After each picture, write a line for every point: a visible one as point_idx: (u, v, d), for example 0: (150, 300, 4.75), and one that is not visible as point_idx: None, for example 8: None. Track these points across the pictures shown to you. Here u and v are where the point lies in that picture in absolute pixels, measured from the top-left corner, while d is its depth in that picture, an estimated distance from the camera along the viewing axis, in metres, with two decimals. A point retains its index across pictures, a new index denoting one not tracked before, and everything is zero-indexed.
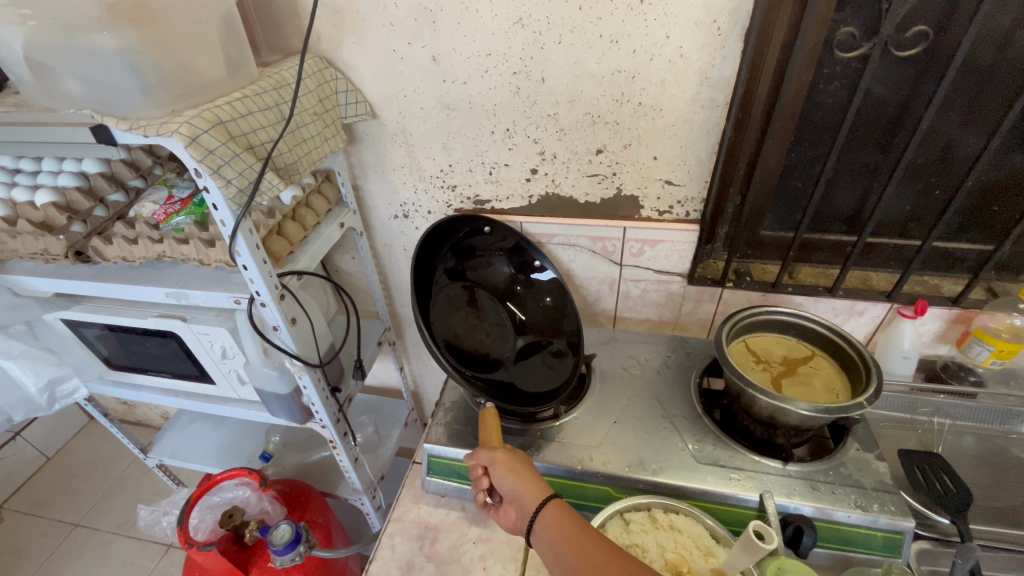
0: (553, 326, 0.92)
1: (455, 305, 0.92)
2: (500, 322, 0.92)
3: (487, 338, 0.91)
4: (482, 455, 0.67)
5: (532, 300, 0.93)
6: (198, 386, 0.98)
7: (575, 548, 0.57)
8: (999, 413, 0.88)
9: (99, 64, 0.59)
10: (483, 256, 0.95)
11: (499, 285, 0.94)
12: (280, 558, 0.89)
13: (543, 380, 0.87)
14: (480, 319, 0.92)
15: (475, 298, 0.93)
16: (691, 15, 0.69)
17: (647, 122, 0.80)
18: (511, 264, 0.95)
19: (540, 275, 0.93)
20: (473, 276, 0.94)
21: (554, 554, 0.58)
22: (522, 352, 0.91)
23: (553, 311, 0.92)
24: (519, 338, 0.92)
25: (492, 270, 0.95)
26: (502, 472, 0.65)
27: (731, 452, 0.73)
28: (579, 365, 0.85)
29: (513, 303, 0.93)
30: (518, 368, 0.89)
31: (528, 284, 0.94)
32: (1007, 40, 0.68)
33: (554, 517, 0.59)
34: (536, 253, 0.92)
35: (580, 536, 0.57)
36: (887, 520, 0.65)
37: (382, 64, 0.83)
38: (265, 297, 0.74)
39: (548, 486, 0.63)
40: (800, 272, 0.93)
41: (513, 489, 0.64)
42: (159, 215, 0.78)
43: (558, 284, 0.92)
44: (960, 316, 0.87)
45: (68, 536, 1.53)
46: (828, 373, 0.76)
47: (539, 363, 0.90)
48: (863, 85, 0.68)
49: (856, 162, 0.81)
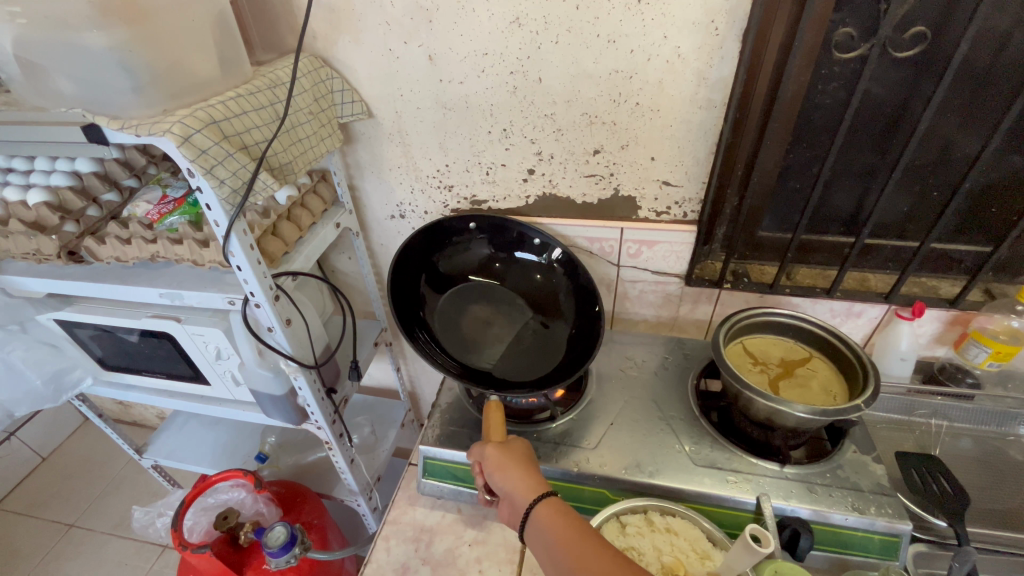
0: (540, 301, 0.91)
1: (456, 306, 0.92)
2: (484, 306, 0.91)
3: (479, 332, 0.89)
4: (476, 449, 0.69)
5: (516, 274, 0.93)
6: (193, 386, 0.98)
7: (554, 543, 0.57)
8: (996, 414, 0.88)
9: (88, 62, 0.58)
10: (458, 243, 0.93)
11: (475, 266, 0.94)
12: (274, 560, 0.88)
13: (546, 362, 0.85)
14: (485, 317, 0.90)
15: (473, 297, 0.92)
16: (689, 15, 0.69)
17: (644, 123, 0.79)
18: (490, 245, 0.94)
19: (526, 252, 0.93)
20: (449, 265, 0.94)
21: (536, 547, 0.59)
22: (525, 338, 0.88)
23: (540, 286, 0.92)
24: (511, 319, 0.90)
25: (469, 253, 0.94)
26: (492, 468, 0.65)
27: (728, 454, 0.73)
28: (593, 337, 0.83)
29: (495, 279, 0.93)
30: (523, 351, 0.87)
31: (512, 261, 0.94)
32: (1006, 40, 0.67)
33: (539, 513, 0.59)
34: (533, 231, 0.90)
35: (572, 534, 0.57)
36: (885, 523, 0.65)
37: (378, 64, 0.82)
38: (260, 298, 0.74)
39: (538, 483, 0.63)
40: (798, 273, 0.93)
41: (503, 487, 0.64)
42: (152, 215, 0.78)
43: (551, 262, 0.92)
44: (957, 317, 0.87)
45: (63, 536, 1.53)
46: (826, 374, 0.76)
47: (535, 344, 0.88)
48: (861, 85, 0.67)
49: (854, 163, 0.81)
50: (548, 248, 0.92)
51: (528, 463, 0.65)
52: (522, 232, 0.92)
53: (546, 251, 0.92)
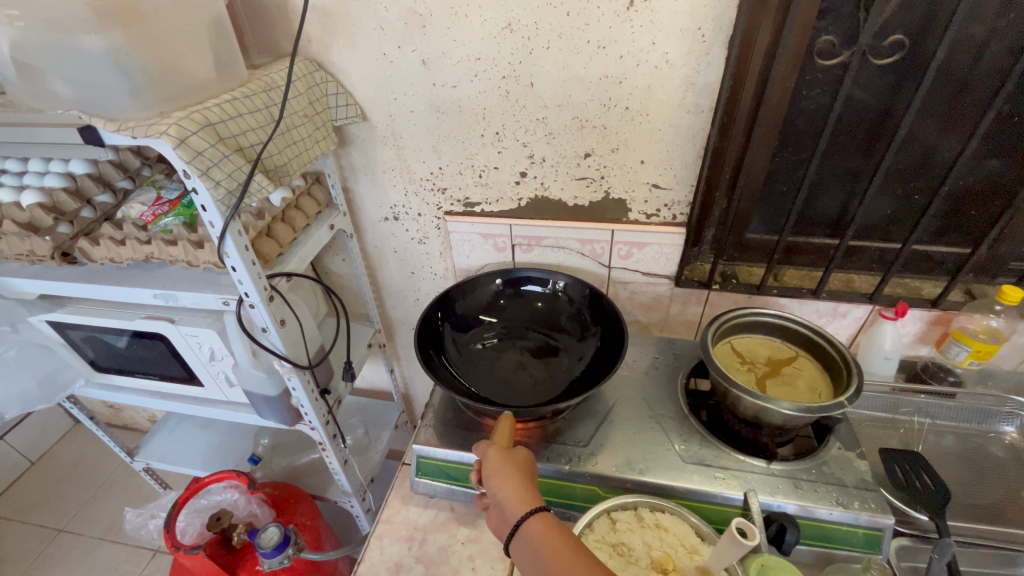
0: (545, 327, 0.93)
1: (476, 357, 0.88)
2: (492, 340, 0.91)
3: (489, 363, 0.87)
4: (480, 449, 0.68)
5: (523, 306, 0.95)
6: (186, 387, 0.98)
7: (540, 554, 0.55)
8: (978, 412, 0.90)
9: (85, 65, 0.59)
10: (469, 282, 0.94)
11: (483, 304, 0.95)
12: (268, 560, 0.89)
13: (560, 377, 0.84)
14: (504, 362, 0.87)
15: (489, 349, 0.89)
16: (676, 22, 0.71)
17: (633, 127, 0.81)
18: (496, 280, 0.95)
19: (533, 285, 0.95)
20: (462, 306, 0.94)
21: (521, 559, 0.56)
22: (546, 361, 0.87)
23: (544, 314, 0.94)
24: (520, 347, 0.89)
25: (477, 291, 0.95)
26: (490, 472, 0.64)
27: (717, 452, 0.74)
28: (617, 340, 0.83)
29: (499, 315, 0.94)
30: (546, 371, 0.85)
31: (515, 295, 0.96)
32: (982, 48, 0.70)
33: (526, 523, 0.57)
34: (549, 275, 0.94)
35: (557, 545, 0.55)
36: (869, 517, 0.66)
37: (373, 67, 0.83)
38: (254, 299, 0.74)
39: (530, 494, 0.61)
40: (785, 274, 0.95)
41: (495, 492, 0.62)
42: (147, 216, 0.76)
43: (555, 293, 0.95)
44: (939, 317, 0.89)
45: (53, 542, 1.51)
46: (811, 374, 0.77)
47: (551, 365, 0.86)
48: (843, 90, 0.69)
49: (838, 166, 0.83)
50: (551, 280, 0.94)
51: (527, 473, 0.64)
52: (528, 272, 0.95)
53: (550, 280, 0.94)
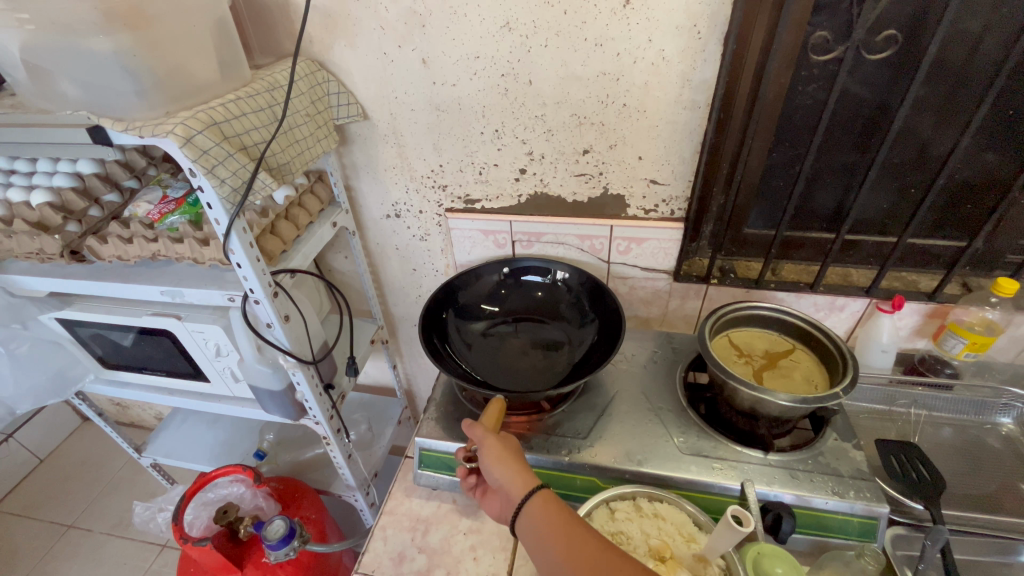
0: (545, 316, 0.94)
1: (479, 346, 0.89)
2: (495, 328, 0.92)
3: (491, 351, 0.88)
4: (472, 433, 0.68)
5: (524, 295, 0.96)
6: (193, 383, 0.99)
7: (548, 538, 0.57)
8: (974, 404, 0.91)
9: (93, 66, 0.60)
10: (470, 273, 0.95)
11: (486, 294, 0.96)
12: (274, 552, 0.90)
13: (560, 364, 0.85)
14: (504, 350, 0.88)
15: (491, 338, 0.90)
16: (672, 19, 0.71)
17: (631, 123, 0.82)
18: (500, 270, 0.96)
19: (533, 275, 0.96)
20: (465, 297, 0.95)
21: (527, 538, 0.59)
22: (547, 349, 0.88)
23: (544, 303, 0.95)
24: (522, 335, 0.91)
25: (480, 281, 0.96)
26: (487, 457, 0.64)
27: (714, 443, 0.75)
28: (615, 325, 0.85)
29: (500, 305, 0.95)
30: (547, 359, 0.86)
31: (515, 285, 0.97)
32: (977, 43, 0.70)
33: (532, 506, 0.59)
34: (548, 263, 0.95)
35: (564, 525, 0.57)
36: (864, 506, 0.67)
37: (373, 66, 0.84)
38: (259, 295, 0.76)
39: (532, 477, 0.62)
40: (782, 268, 0.96)
41: (497, 477, 0.63)
42: (153, 214, 0.79)
43: (555, 283, 0.96)
44: (936, 310, 0.90)
45: (61, 537, 1.53)
46: (808, 365, 0.79)
47: (552, 353, 0.87)
48: (838, 85, 0.70)
49: (835, 161, 0.84)
50: (551, 270, 0.96)
51: (522, 457, 0.65)
52: (529, 262, 0.96)
53: (550, 271, 0.96)
